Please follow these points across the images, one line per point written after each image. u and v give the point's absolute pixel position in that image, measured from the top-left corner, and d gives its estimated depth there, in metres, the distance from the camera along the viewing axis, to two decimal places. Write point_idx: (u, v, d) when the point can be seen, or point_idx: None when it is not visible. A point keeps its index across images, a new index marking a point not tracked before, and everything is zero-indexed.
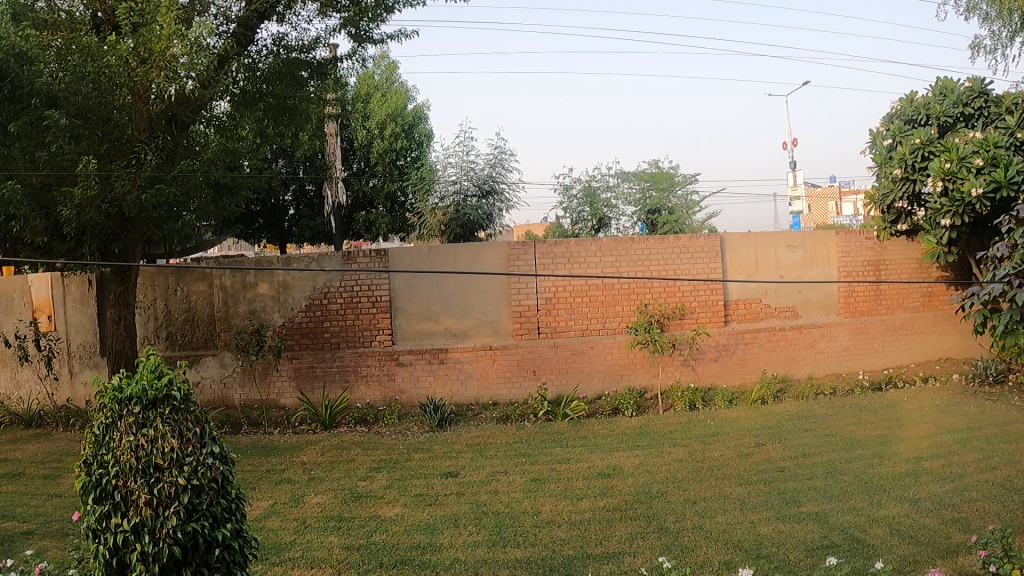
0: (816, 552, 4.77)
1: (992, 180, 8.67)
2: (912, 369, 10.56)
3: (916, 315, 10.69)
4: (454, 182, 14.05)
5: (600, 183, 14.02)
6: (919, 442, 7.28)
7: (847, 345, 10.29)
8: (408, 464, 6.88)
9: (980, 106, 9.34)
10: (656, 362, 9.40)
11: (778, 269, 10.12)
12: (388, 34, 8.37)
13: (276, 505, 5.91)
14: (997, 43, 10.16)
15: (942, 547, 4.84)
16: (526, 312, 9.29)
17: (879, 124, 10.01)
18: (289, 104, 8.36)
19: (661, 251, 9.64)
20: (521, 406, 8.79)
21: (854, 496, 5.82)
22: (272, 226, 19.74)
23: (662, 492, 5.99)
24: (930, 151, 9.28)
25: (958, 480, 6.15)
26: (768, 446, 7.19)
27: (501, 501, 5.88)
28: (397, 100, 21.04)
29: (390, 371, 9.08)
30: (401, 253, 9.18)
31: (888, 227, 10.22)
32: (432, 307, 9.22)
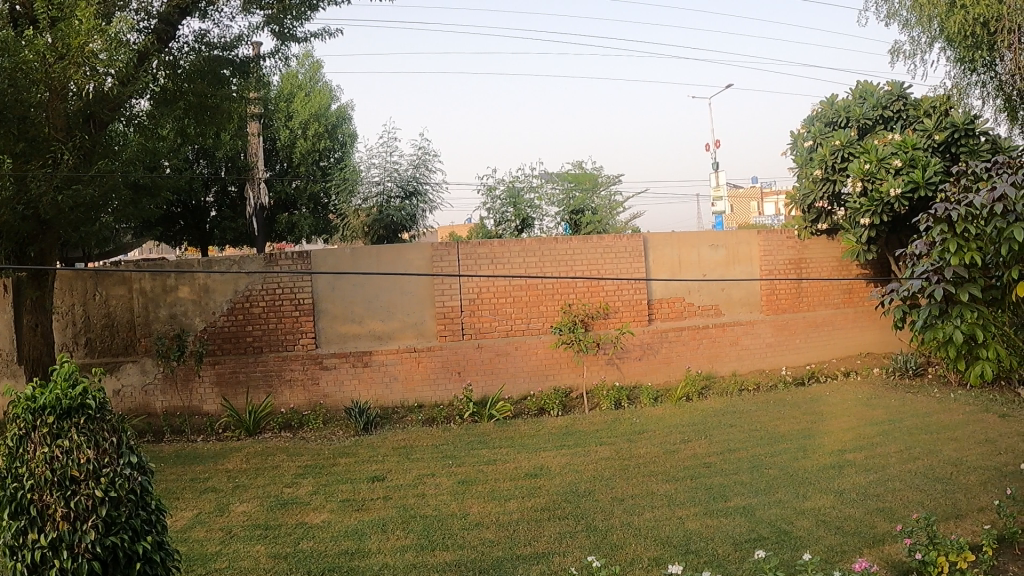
0: (743, 546, 4.87)
1: (911, 180, 9.01)
2: (830, 364, 10.91)
3: (836, 312, 11.05)
4: (378, 182, 13.89)
5: (524, 183, 14.03)
6: (842, 435, 7.50)
7: (769, 342, 10.55)
8: (334, 469, 6.78)
9: (899, 109, 9.69)
10: (581, 361, 9.48)
11: (701, 268, 10.32)
12: (311, 32, 8.24)
13: (201, 515, 5.76)
14: (917, 49, 10.52)
15: (869, 537, 4.99)
16: (450, 313, 9.26)
17: (800, 126, 10.32)
18: (209, 103, 8.17)
19: (584, 252, 9.72)
20: (447, 408, 8.77)
21: (779, 489, 5.97)
22: (194, 228, 19.32)
23: (589, 491, 6.03)
24: (850, 153, 9.59)
25: (882, 471, 6.36)
26: (693, 443, 7.33)
27: (430, 504, 5.84)
28: (321, 100, 20.83)
29: (314, 375, 8.94)
30: (324, 254, 9.08)
31: (809, 226, 10.55)
32: (356, 308, 9.14)
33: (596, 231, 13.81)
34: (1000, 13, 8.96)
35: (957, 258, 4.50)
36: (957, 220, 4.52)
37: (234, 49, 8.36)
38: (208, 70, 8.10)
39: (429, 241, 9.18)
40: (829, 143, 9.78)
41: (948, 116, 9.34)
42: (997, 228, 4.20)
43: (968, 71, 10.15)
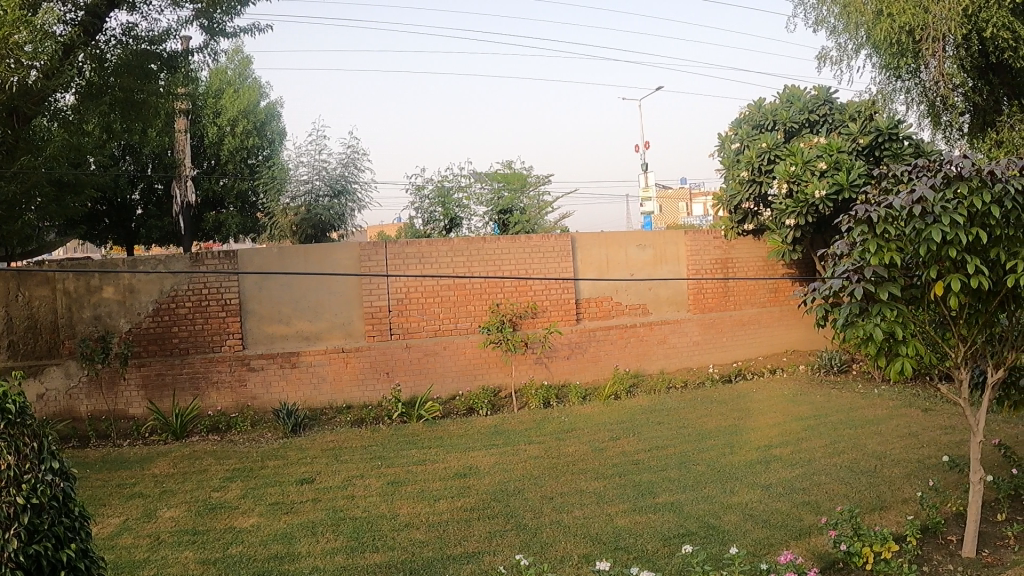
0: (672, 541, 4.95)
1: (835, 182, 9.26)
2: (755, 362, 11.18)
3: (763, 310, 11.34)
4: (307, 181, 13.79)
5: (453, 183, 13.97)
6: (769, 431, 7.68)
7: (696, 340, 10.79)
8: (263, 472, 6.67)
9: (824, 113, 10.03)
10: (508, 361, 9.52)
11: (629, 267, 10.43)
12: (242, 27, 8.08)
13: (128, 522, 5.60)
14: (844, 55, 10.84)
15: (795, 530, 5.12)
16: (378, 313, 9.17)
17: (728, 129, 10.53)
18: (137, 98, 7.90)
19: (512, 251, 9.76)
20: (375, 410, 8.75)
21: (707, 485, 6.08)
22: (119, 226, 18.78)
23: (519, 490, 6.06)
24: (776, 155, 9.81)
25: (807, 465, 6.53)
26: (622, 440, 7.42)
27: (359, 506, 5.79)
28: (250, 96, 20.55)
29: (242, 377, 8.78)
30: (250, 253, 8.89)
31: (736, 226, 10.77)
32: (283, 309, 8.97)
33: (524, 232, 13.95)
34: (926, 20, 9.10)
35: (878, 258, 4.49)
36: (877, 221, 4.49)
37: (163, 43, 8.14)
38: (135, 64, 7.85)
39: (357, 241, 9.06)
40: (756, 146, 9.98)
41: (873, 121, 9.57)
42: (916, 229, 4.37)
43: (892, 78, 10.68)
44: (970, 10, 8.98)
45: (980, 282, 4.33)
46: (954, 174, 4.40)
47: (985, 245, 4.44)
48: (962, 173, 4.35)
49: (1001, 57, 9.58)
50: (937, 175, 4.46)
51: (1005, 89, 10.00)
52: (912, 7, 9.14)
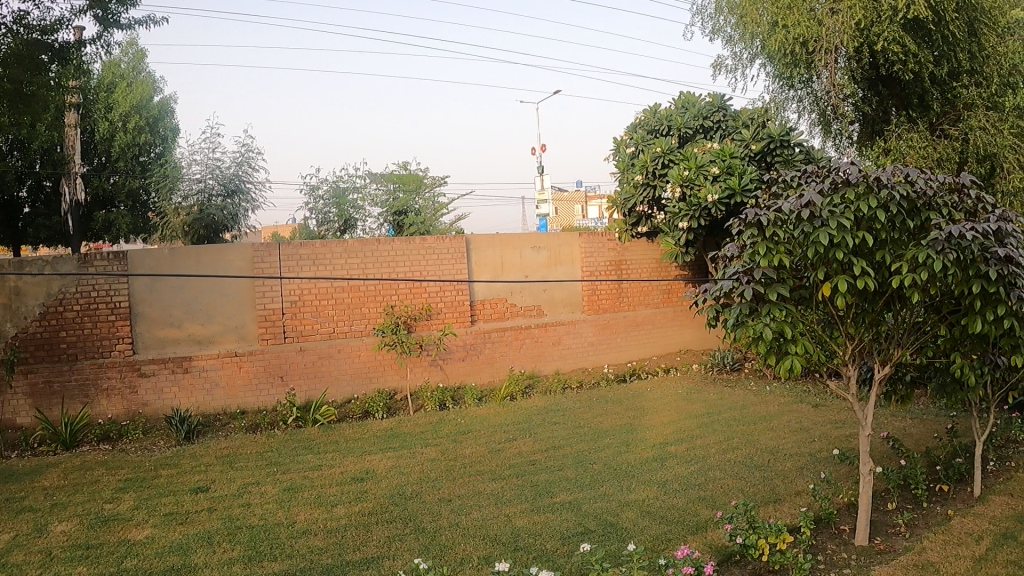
0: (571, 539, 5.01)
1: (728, 186, 9.63)
2: (648, 361, 11.45)
3: (655, 311, 11.62)
4: (199, 180, 13.44)
5: (348, 183, 13.91)
6: (664, 428, 7.87)
7: (591, 341, 10.96)
8: (157, 481, 6.46)
9: (718, 120, 10.20)
10: (404, 363, 9.48)
11: (524, 269, 10.57)
12: (138, 19, 7.82)
13: (16, 538, 5.33)
14: (739, 64, 11.17)
15: (693, 525, 5.25)
16: (272, 316, 9.01)
17: (623, 133, 10.70)
18: (26, 91, 7.50)
19: (406, 253, 9.69)
20: (270, 414, 8.51)
21: (604, 483, 6.18)
22: (5, 227, 17.87)
23: (416, 493, 6.03)
24: (670, 160, 10.09)
25: (702, 461, 6.71)
26: (519, 441, 7.47)
27: (255, 513, 5.66)
28: (143, 91, 19.88)
29: (133, 383, 8.44)
30: (141, 255, 8.53)
31: (630, 229, 11.08)
32: (175, 312, 8.71)
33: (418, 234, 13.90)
34: (820, 32, 9.56)
35: (767, 259, 4.63)
36: (767, 224, 4.64)
37: (54, 32, 7.81)
38: (24, 55, 7.48)
39: (250, 242, 8.83)
40: (650, 151, 10.25)
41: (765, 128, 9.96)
42: (805, 232, 4.53)
43: (785, 87, 10.95)
44: (861, 25, 9.33)
45: (865, 283, 4.52)
46: (842, 180, 4.60)
47: (870, 248, 4.64)
48: (850, 179, 4.56)
49: (889, 70, 10.07)
50: (825, 181, 4.66)
51: (893, 100, 10.49)
52: (807, 19, 9.58)
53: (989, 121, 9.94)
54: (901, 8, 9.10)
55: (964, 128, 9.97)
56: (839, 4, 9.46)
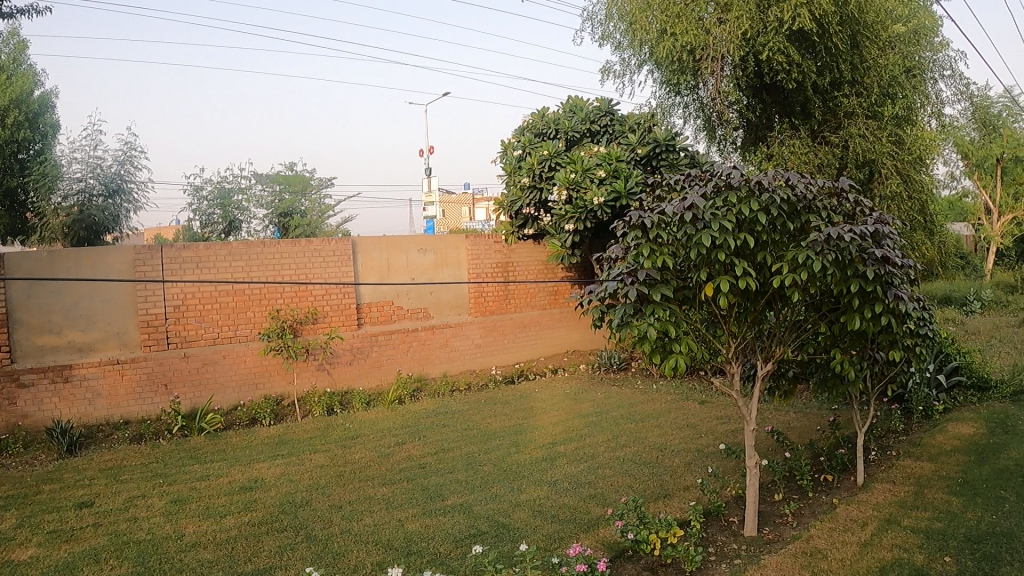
0: (464, 542, 5.02)
1: (614, 190, 9.88)
2: (535, 362, 11.87)
3: (542, 313, 12.02)
4: (80, 178, 12.81)
5: (233, 184, 13.55)
6: (553, 428, 8.01)
7: (478, 342, 11.18)
8: (38, 498, 6.15)
9: (604, 124, 10.65)
10: (290, 368, 9.16)
11: (410, 272, 10.52)
12: (20, 8, 7.47)
13: None
14: (626, 70, 11.40)
15: (584, 522, 5.33)
16: (155, 321, 8.35)
17: (511, 136, 10.91)
18: None
19: (292, 255, 9.38)
20: (154, 423, 8.11)
21: (495, 484, 6.21)
22: None
23: (306, 500, 5.93)
24: (556, 163, 10.31)
25: (591, 459, 6.84)
26: (407, 445, 7.45)
27: (142, 527, 5.46)
28: None
29: (10, 394, 7.58)
30: (18, 255, 7.67)
31: (516, 231, 11.43)
32: (55, 317, 7.89)
33: (305, 235, 14.46)
34: (707, 41, 9.82)
35: (650, 261, 4.70)
36: (651, 226, 4.73)
37: None
38: None
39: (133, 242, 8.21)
40: (537, 154, 10.44)
41: (651, 133, 10.38)
42: (687, 234, 4.64)
43: (671, 93, 11.26)
44: (747, 35, 9.57)
45: (746, 283, 4.69)
46: (724, 183, 4.75)
47: (752, 249, 4.82)
48: (731, 183, 4.70)
49: (773, 78, 10.37)
50: (708, 185, 4.80)
51: (776, 107, 10.93)
52: (694, 28, 9.83)
53: (868, 128, 10.49)
54: (785, 20, 9.32)
55: (845, 135, 10.52)
56: (725, 14, 9.73)
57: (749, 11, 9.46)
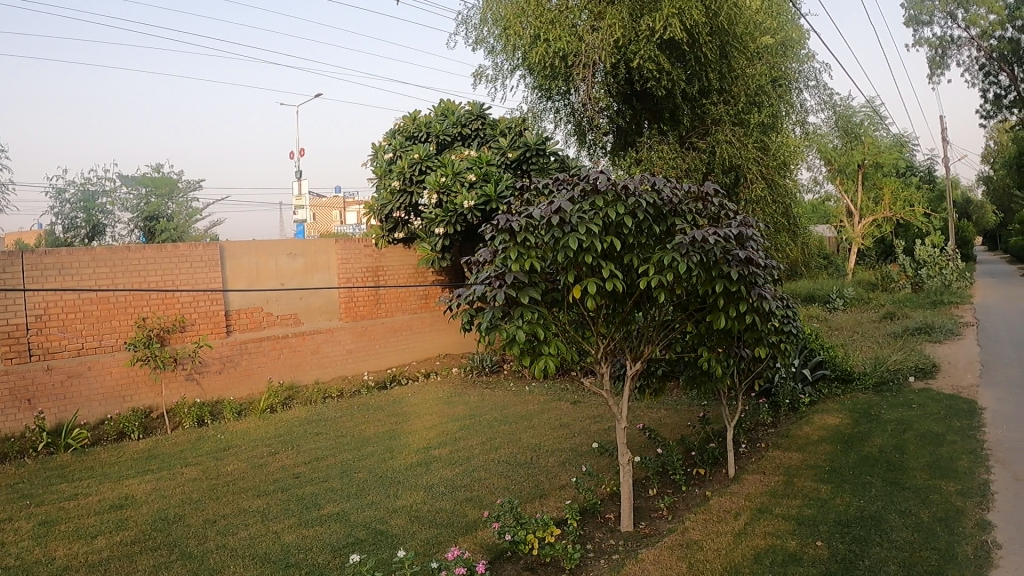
0: (342, 551, 5.00)
1: (483, 193, 10.37)
2: (407, 366, 11.96)
3: (415, 317, 12.21)
4: None
5: (97, 187, 13.00)
6: (426, 433, 8.20)
7: (350, 348, 11.12)
8: None
9: (476, 128, 11.21)
10: (158, 379, 8.74)
11: (280, 276, 10.40)
12: None
13: None
14: (500, 74, 11.49)
15: (461, 526, 5.43)
16: (16, 333, 7.78)
17: (382, 139, 11.36)
18: None
19: (160, 261, 8.98)
20: (17, 440, 7.51)
21: (371, 491, 6.24)
22: None
23: (180, 516, 5.75)
24: (427, 166, 10.73)
25: (465, 463, 7.04)
26: (281, 454, 7.36)
27: (9, 553, 5.15)
28: None
29: None
30: None
31: (386, 235, 11.69)
32: None
33: (171, 240, 13.80)
34: (580, 47, 10.05)
35: (518, 263, 4.74)
36: (518, 230, 4.79)
37: None
38: None
39: None
40: (408, 157, 10.81)
41: (521, 137, 11.03)
42: (555, 237, 4.71)
43: (543, 98, 11.35)
44: (620, 43, 9.93)
45: (613, 285, 4.79)
46: (591, 188, 4.86)
47: (619, 252, 4.93)
48: (598, 187, 4.82)
49: (644, 86, 10.74)
50: (575, 189, 4.89)
51: (646, 114, 11.25)
52: (568, 34, 10.04)
53: (735, 135, 10.89)
54: (657, 29, 9.73)
55: (713, 141, 10.91)
56: (599, 21, 10.00)
57: (622, 20, 9.82)
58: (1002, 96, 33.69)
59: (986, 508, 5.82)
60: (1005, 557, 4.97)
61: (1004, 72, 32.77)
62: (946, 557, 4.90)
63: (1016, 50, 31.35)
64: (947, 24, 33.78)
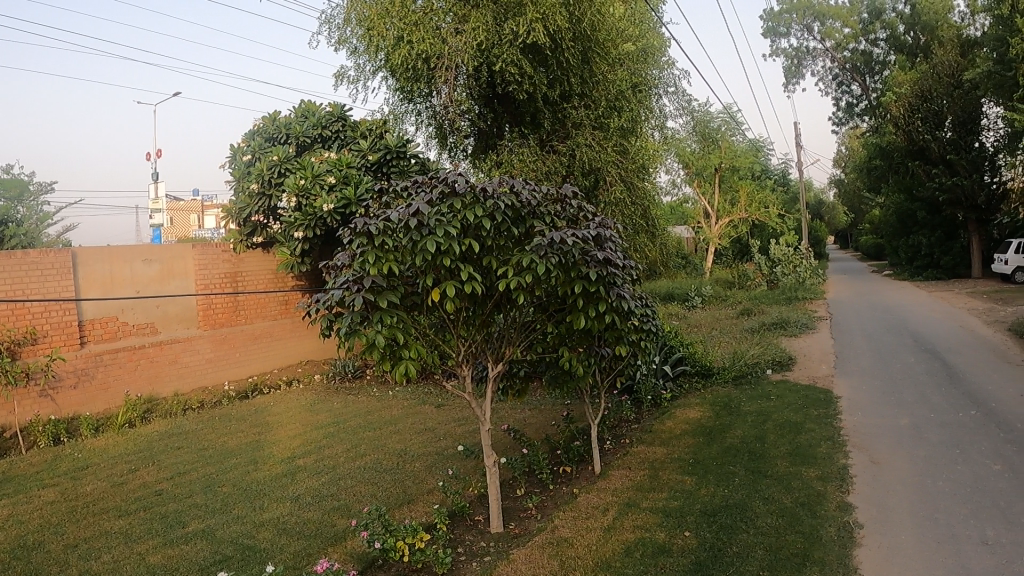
0: (209, 569, 4.82)
1: (343, 197, 10.49)
2: (269, 374, 11.74)
3: (275, 323, 12.01)
4: None
5: None
6: (291, 442, 8.05)
7: (210, 357, 10.71)
8: None
9: (337, 130, 11.52)
10: (10, 397, 8.13)
11: (134, 284, 9.94)
12: None
13: None
14: (361, 75, 11.37)
15: (330, 536, 5.35)
16: None
17: (241, 140, 11.45)
18: None
19: (9, 268, 8.38)
20: None
21: (237, 505, 6.05)
22: None
23: (38, 542, 5.40)
24: (285, 168, 10.83)
25: (331, 471, 6.95)
26: (143, 471, 7.05)
27: None
28: None
29: None
30: None
31: (244, 240, 11.50)
32: None
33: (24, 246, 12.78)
34: (442, 50, 10.09)
35: (376, 268, 4.66)
36: (376, 233, 4.76)
37: None
38: None
39: None
40: (267, 159, 10.92)
41: (382, 140, 11.32)
42: (413, 240, 4.67)
43: (405, 100, 11.40)
44: (483, 45, 10.00)
45: (471, 287, 4.81)
46: (449, 190, 4.86)
47: (478, 254, 5.00)
48: (456, 190, 4.84)
49: (505, 89, 10.86)
50: (433, 191, 4.87)
51: (507, 117, 11.35)
52: (430, 37, 10.05)
53: (594, 139, 11.15)
54: (521, 34, 9.78)
55: (571, 145, 11.11)
56: (463, 24, 10.05)
57: (486, 24, 9.86)
58: (853, 104, 35.94)
59: (845, 491, 6.18)
60: (865, 536, 5.29)
61: (856, 81, 34.96)
62: (811, 539, 5.17)
63: (867, 62, 33.49)
64: (803, 36, 35.74)
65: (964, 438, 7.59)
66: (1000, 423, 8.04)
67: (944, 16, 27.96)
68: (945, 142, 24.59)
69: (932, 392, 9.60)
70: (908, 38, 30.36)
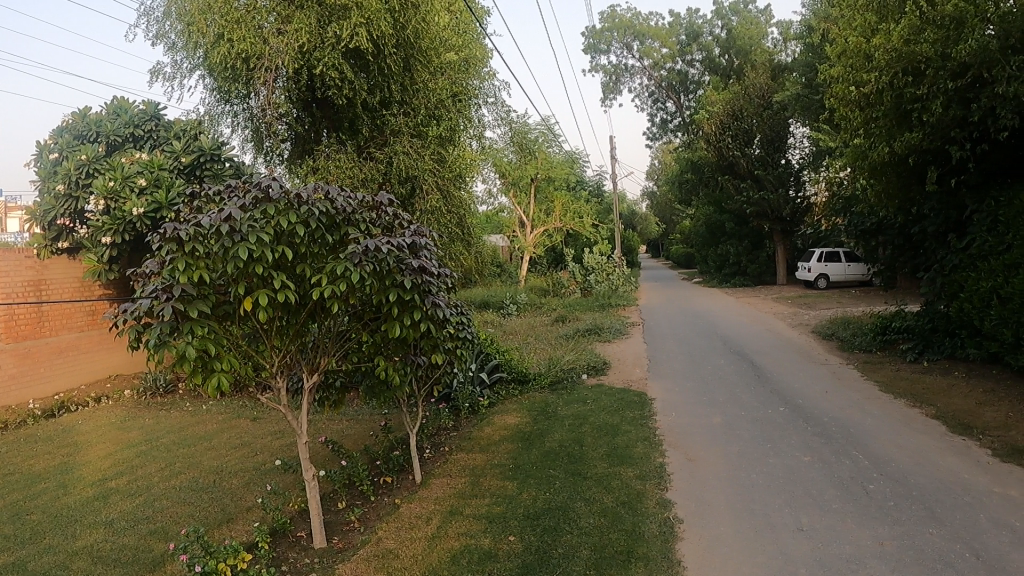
0: None
1: (154, 200, 10.16)
2: (74, 392, 10.77)
3: (81, 335, 10.99)
4: None
5: None
6: (100, 463, 7.47)
7: (12, 374, 9.69)
8: None
9: (150, 129, 11.16)
10: None
11: None
12: None
13: None
14: (177, 73, 10.78)
15: (149, 562, 5.00)
16: None
17: (48, 137, 10.63)
18: None
19: None
20: None
21: (46, 534, 5.53)
22: None
23: None
24: (95, 169, 10.25)
25: (146, 492, 6.51)
26: None
27: None
28: None
29: None
30: None
31: (49, 245, 10.47)
32: None
33: None
34: (263, 50, 9.69)
35: (187, 276, 4.40)
36: (186, 239, 4.48)
37: None
38: None
39: None
40: (75, 159, 10.29)
41: (196, 141, 11.06)
42: (224, 247, 4.48)
43: (221, 101, 10.79)
44: (305, 48, 9.73)
45: (285, 296, 4.67)
46: (263, 195, 4.75)
47: (291, 262, 4.87)
48: (271, 195, 4.72)
49: (325, 93, 10.52)
50: (246, 196, 4.75)
51: (325, 122, 11.04)
52: (252, 35, 9.62)
53: (411, 147, 11.08)
54: (343, 37, 9.65)
55: (390, 152, 10.96)
56: (285, 25, 9.78)
57: (309, 25, 9.65)
58: (666, 121, 38.05)
59: (665, 488, 6.48)
60: (686, 530, 5.57)
61: (671, 99, 37.04)
62: (640, 536, 5.39)
63: (682, 81, 35.52)
64: (622, 54, 37.48)
65: (763, 434, 8.19)
66: (802, 418, 8.72)
67: (757, 41, 30.36)
68: (753, 158, 26.42)
69: (741, 391, 10.27)
70: (722, 61, 32.39)
